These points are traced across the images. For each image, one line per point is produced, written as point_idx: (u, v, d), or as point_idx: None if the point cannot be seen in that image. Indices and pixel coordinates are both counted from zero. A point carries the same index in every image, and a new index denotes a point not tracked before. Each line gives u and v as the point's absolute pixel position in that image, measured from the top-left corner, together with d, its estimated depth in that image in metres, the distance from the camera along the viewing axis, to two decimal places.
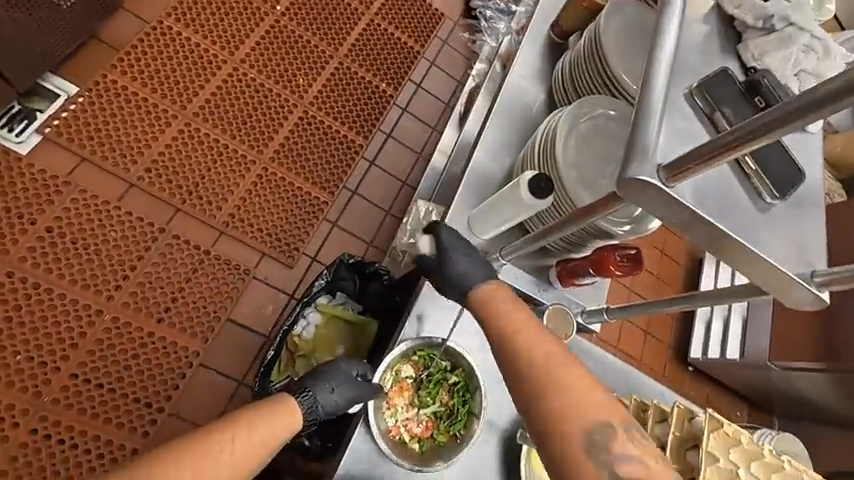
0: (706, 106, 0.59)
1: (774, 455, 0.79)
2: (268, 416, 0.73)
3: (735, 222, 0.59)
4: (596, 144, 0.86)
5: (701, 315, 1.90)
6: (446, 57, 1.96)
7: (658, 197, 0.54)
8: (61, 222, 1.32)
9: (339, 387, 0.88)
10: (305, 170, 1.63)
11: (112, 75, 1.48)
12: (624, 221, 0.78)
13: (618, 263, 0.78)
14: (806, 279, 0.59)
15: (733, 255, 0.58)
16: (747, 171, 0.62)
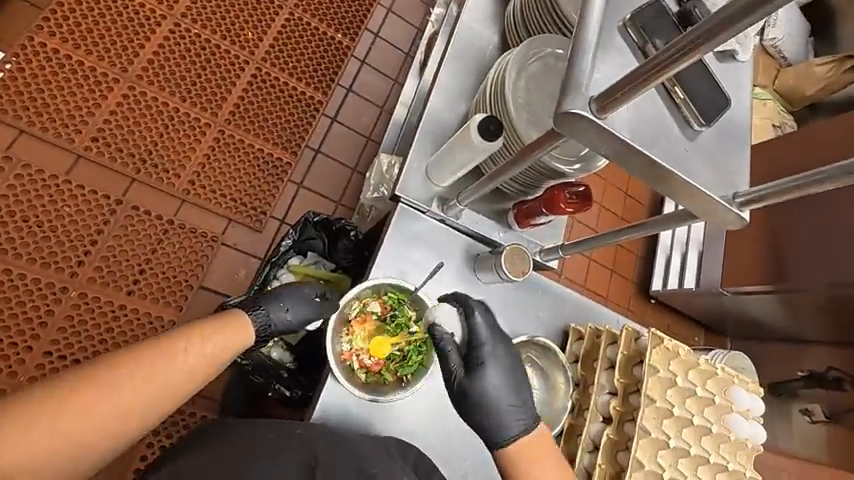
0: (640, 37, 0.60)
1: (709, 364, 0.88)
2: (220, 331, 0.87)
3: (666, 151, 0.62)
4: (540, 86, 0.86)
5: (661, 250, 2.02)
6: (402, 3, 1.87)
7: (590, 128, 0.56)
8: (9, 200, 1.26)
9: (293, 308, 1.00)
10: (263, 130, 1.57)
11: (39, 37, 1.36)
12: (572, 158, 0.81)
13: (568, 199, 0.81)
14: (729, 200, 0.64)
15: (666, 181, 0.62)
16: (678, 99, 0.64)
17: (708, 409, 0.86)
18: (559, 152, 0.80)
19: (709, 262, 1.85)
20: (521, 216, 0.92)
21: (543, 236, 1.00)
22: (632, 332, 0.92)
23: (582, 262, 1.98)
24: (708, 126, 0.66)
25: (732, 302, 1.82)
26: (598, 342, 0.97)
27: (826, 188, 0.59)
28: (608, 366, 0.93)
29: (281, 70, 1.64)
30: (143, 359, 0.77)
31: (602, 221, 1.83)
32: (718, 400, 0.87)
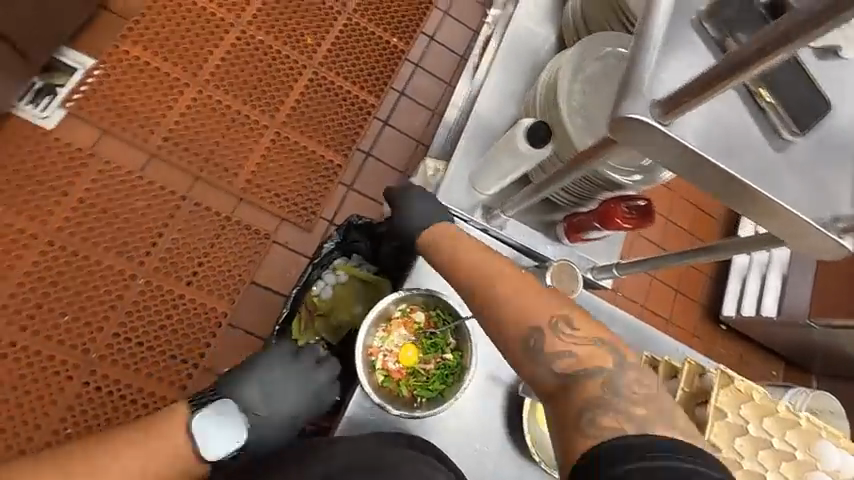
0: (718, 31, 0.53)
1: (789, 411, 0.77)
2: (169, 421, 0.93)
3: (748, 163, 0.54)
4: (598, 90, 0.79)
5: (735, 271, 1.81)
6: (460, 5, 1.85)
7: (651, 137, 0.51)
8: (91, 193, 1.39)
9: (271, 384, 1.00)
10: (318, 133, 1.61)
11: (124, 45, 1.49)
12: (632, 169, 0.73)
13: (624, 215, 0.74)
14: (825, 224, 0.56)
15: (747, 199, 0.55)
16: (765, 101, 0.57)
17: (786, 465, 0.76)
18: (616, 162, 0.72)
19: (794, 289, 1.65)
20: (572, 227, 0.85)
21: (597, 251, 0.92)
22: (697, 368, 0.83)
23: (643, 279, 1.83)
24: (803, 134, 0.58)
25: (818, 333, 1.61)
26: (655, 373, 0.88)
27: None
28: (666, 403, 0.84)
29: (336, 74, 1.67)
30: (93, 452, 0.86)
31: (666, 236, 1.68)
32: (800, 456, 0.77)
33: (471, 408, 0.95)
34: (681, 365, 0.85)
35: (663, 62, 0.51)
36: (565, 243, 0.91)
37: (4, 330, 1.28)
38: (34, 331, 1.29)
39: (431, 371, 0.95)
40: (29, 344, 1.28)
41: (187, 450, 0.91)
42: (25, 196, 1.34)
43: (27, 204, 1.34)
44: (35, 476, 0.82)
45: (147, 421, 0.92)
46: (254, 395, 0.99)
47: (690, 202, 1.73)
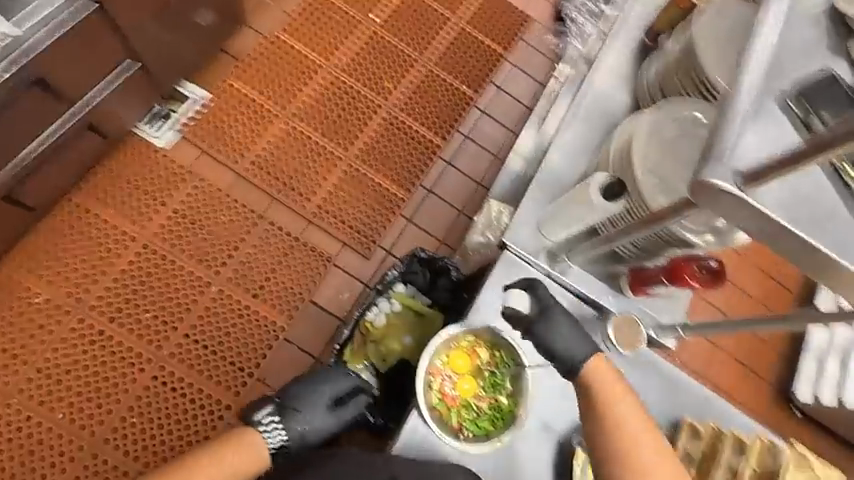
0: (803, 110, 0.56)
1: None
2: (239, 455, 0.94)
3: (833, 235, 0.54)
4: (673, 152, 0.82)
5: (806, 349, 1.71)
6: (531, 61, 1.96)
7: (731, 203, 0.53)
8: (185, 205, 1.56)
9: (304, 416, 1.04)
10: (386, 168, 1.73)
11: (231, 81, 1.70)
12: (704, 228, 0.74)
13: (695, 273, 0.76)
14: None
15: (825, 272, 0.55)
16: (851, 181, 0.58)
17: None
18: (688, 219, 0.74)
19: None
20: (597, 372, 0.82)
21: (659, 309, 0.92)
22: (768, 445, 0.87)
23: (708, 346, 1.71)
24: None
25: None
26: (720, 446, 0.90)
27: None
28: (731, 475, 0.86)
29: (409, 116, 1.81)
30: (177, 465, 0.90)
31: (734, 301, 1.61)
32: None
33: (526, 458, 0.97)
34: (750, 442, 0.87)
35: (747, 134, 0.53)
36: (629, 295, 0.91)
37: (95, 319, 1.42)
38: (119, 322, 1.43)
39: (484, 410, 0.98)
40: (113, 334, 1.42)
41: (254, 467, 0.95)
42: (132, 203, 1.53)
43: (132, 209, 1.53)
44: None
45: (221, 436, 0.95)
46: (301, 392, 1.06)
47: (764, 271, 1.65)
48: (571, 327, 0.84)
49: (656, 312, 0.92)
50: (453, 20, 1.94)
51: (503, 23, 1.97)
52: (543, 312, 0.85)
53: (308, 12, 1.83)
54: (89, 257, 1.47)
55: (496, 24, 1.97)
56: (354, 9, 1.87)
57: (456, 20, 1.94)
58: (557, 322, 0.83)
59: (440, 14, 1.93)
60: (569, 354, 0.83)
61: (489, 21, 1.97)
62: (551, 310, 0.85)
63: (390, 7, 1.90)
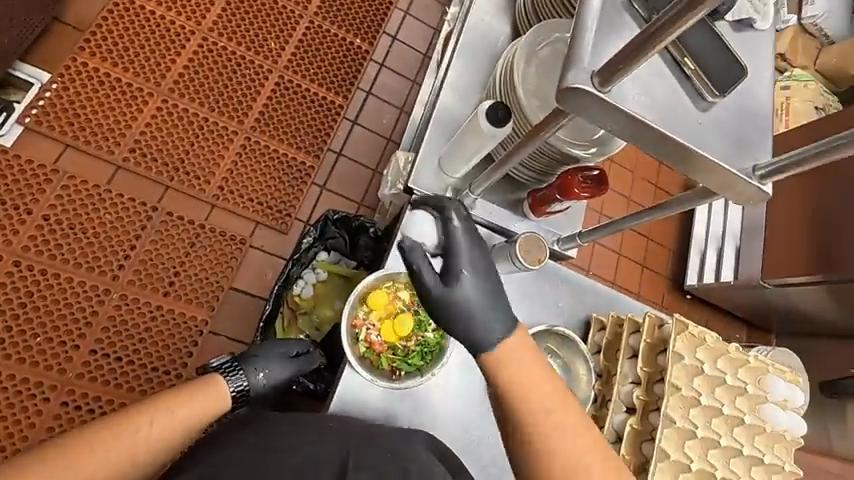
0: (647, 9, 0.58)
1: (740, 351, 0.79)
2: (198, 396, 0.91)
3: (683, 127, 0.61)
4: (552, 73, 0.84)
5: (694, 246, 1.96)
6: (420, 4, 1.90)
7: (593, 106, 0.56)
8: (57, 209, 1.36)
9: (266, 368, 1.03)
10: (288, 136, 1.63)
11: (81, 58, 1.46)
12: (587, 143, 0.80)
13: (582, 184, 0.79)
14: (748, 172, 0.62)
15: (687, 159, 0.61)
16: (689, 70, 0.62)
17: (741, 400, 0.78)
18: (570, 134, 0.79)
19: (745, 255, 1.80)
20: (500, 361, 0.76)
21: (563, 227, 0.98)
22: (656, 319, 0.85)
23: (612, 256, 1.94)
24: (723, 99, 0.63)
25: (761, 293, 1.78)
26: (621, 332, 0.87)
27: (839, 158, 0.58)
28: (631, 355, 0.85)
29: (302, 77, 1.69)
30: (134, 415, 0.84)
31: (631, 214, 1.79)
32: (750, 390, 0.78)
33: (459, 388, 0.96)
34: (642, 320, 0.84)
35: (600, 38, 0.56)
36: (531, 219, 0.95)
37: None
38: (7, 353, 1.26)
39: (415, 348, 0.93)
40: (1, 368, 1.25)
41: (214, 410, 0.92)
42: None
43: None
44: (106, 446, 0.79)
45: (169, 388, 0.91)
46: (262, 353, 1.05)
47: (653, 183, 1.84)
48: (486, 306, 0.79)
49: (561, 229, 0.97)
50: None
51: None
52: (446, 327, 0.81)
53: None
54: None
55: None
56: None
57: None
58: (467, 303, 0.79)
59: None
60: (477, 335, 0.78)
61: None
62: (460, 290, 0.79)
63: None
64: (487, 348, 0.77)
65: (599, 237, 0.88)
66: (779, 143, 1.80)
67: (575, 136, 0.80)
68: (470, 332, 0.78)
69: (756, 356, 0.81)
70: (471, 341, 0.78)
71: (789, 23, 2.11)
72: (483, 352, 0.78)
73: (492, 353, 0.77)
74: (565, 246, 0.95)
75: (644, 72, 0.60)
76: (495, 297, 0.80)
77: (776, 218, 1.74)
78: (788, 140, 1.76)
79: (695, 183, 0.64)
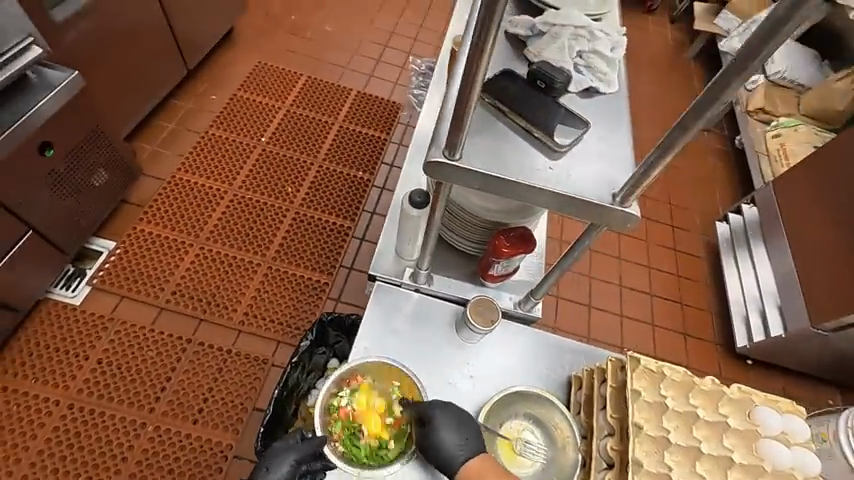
0: (489, 97, 0.74)
1: (709, 382, 0.69)
2: None
3: (547, 176, 0.67)
4: None
5: (736, 311, 1.82)
6: (410, 136, 2.24)
7: (453, 171, 0.64)
8: (108, 352, 1.56)
9: (275, 464, 0.81)
10: (304, 260, 1.84)
11: (140, 226, 1.82)
12: (500, 204, 0.88)
13: (508, 243, 0.85)
14: (608, 200, 0.66)
15: (557, 200, 0.66)
16: (536, 133, 0.71)
17: (729, 439, 0.66)
18: (482, 199, 0.88)
19: (788, 304, 1.68)
20: (474, 477, 0.72)
21: (519, 286, 1.00)
22: (616, 361, 0.75)
23: (644, 327, 1.84)
24: (571, 149, 0.71)
25: (819, 342, 1.60)
26: (594, 383, 0.79)
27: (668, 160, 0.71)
28: (601, 405, 0.74)
29: (314, 209, 1.97)
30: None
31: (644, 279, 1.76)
32: (736, 425, 0.66)
33: None
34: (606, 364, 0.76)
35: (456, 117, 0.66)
36: (489, 286, 0.99)
37: None
38: None
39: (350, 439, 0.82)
40: None
41: None
42: (51, 367, 1.51)
43: (52, 373, 1.50)
44: None
45: None
46: (276, 455, 0.82)
47: None
48: (456, 423, 0.76)
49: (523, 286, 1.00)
50: (333, 123, 2.23)
51: (377, 115, 2.29)
52: (423, 420, 0.78)
53: (203, 150, 2.05)
54: (11, 436, 1.40)
55: (371, 117, 2.28)
56: (244, 138, 2.11)
57: (336, 123, 2.23)
58: (435, 421, 0.76)
59: (321, 122, 2.22)
60: (449, 453, 0.74)
61: (365, 117, 2.28)
62: (429, 411, 0.78)
63: (276, 128, 2.17)
64: (459, 466, 0.74)
65: (545, 288, 0.90)
66: (782, 189, 1.79)
67: (489, 201, 0.88)
68: (440, 452, 0.75)
69: (737, 387, 0.70)
70: (443, 461, 0.74)
71: (759, 82, 2.23)
72: (458, 469, 0.74)
73: (466, 468, 0.73)
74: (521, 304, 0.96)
75: (504, 137, 0.70)
76: (461, 418, 0.77)
77: (805, 263, 1.64)
78: (793, 186, 1.75)
79: (600, 227, 0.69)
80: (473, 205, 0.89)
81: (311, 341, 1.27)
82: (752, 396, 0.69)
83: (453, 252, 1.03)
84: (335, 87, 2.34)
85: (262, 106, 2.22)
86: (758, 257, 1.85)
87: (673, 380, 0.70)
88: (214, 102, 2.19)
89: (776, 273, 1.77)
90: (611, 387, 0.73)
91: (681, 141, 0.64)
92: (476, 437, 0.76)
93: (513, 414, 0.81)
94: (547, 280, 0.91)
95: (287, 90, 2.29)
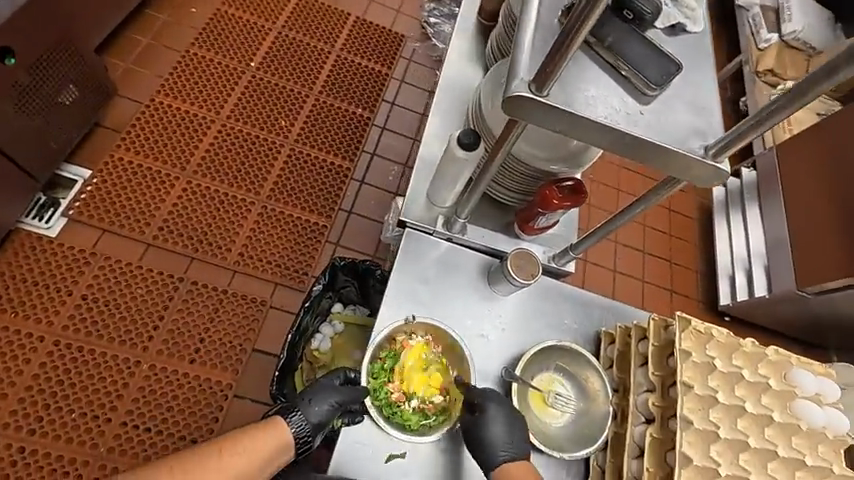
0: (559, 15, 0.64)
1: (753, 344, 0.75)
2: (250, 445, 0.74)
3: (638, 122, 0.61)
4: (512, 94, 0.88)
5: (723, 270, 1.87)
6: (413, 73, 2.08)
7: (537, 110, 0.57)
8: (94, 288, 1.47)
9: (319, 398, 0.83)
10: (301, 201, 1.74)
11: (118, 154, 1.66)
12: (548, 152, 0.83)
13: (559, 195, 0.82)
14: (700, 153, 0.61)
15: (642, 150, 0.61)
16: (624, 71, 0.64)
17: (767, 397, 0.73)
18: (530, 143, 0.82)
19: (776, 266, 1.73)
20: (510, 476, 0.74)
21: (556, 240, 0.98)
22: (660, 320, 0.80)
23: (637, 283, 1.88)
24: (662, 92, 0.65)
25: (801, 305, 1.67)
26: (630, 340, 0.84)
27: (779, 121, 0.64)
28: (641, 362, 0.80)
29: (311, 146, 1.84)
30: (191, 464, 0.70)
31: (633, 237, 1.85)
32: (775, 386, 0.73)
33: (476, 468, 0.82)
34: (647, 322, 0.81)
35: (537, 54, 0.59)
36: (525, 239, 0.96)
37: (12, 436, 1.28)
38: (43, 431, 1.30)
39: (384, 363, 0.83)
40: (37, 447, 1.28)
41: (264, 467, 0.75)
42: (31, 302, 1.42)
43: (32, 308, 1.41)
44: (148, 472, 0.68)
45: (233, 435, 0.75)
46: (317, 391, 0.83)
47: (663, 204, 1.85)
48: (506, 419, 0.77)
49: (559, 239, 0.98)
50: (331, 51, 2.04)
51: (379, 46, 2.10)
52: (474, 409, 0.79)
53: (184, 72, 1.84)
54: None
55: (372, 47, 2.09)
56: (231, 61, 1.91)
57: (334, 51, 2.04)
58: (487, 412, 0.77)
59: (317, 50, 2.02)
60: (491, 448, 0.75)
61: (365, 47, 2.09)
62: (482, 401, 0.79)
63: (267, 53, 1.96)
64: (496, 464, 0.75)
65: (591, 242, 0.87)
66: (784, 154, 1.78)
67: (538, 145, 0.83)
68: (483, 445, 0.76)
69: (775, 349, 0.76)
70: (483, 453, 0.76)
71: (772, 41, 2.07)
72: (495, 467, 0.75)
73: (502, 468, 0.75)
74: (558, 258, 0.95)
75: (585, 75, 0.62)
76: (512, 418, 0.78)
77: (799, 229, 1.67)
78: (796, 153, 1.74)
79: (680, 181, 0.64)
80: (520, 152, 0.83)
81: (320, 285, 1.22)
82: (789, 358, 0.76)
83: (491, 199, 0.98)
84: (331, 10, 2.11)
85: (250, 26, 1.99)
86: (752, 221, 1.87)
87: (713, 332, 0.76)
88: (195, 16, 1.95)
89: (767, 235, 1.80)
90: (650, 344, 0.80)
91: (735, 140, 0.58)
92: (522, 441, 0.77)
93: (545, 367, 0.85)
94: (593, 234, 0.88)
95: (279, 9, 2.06)
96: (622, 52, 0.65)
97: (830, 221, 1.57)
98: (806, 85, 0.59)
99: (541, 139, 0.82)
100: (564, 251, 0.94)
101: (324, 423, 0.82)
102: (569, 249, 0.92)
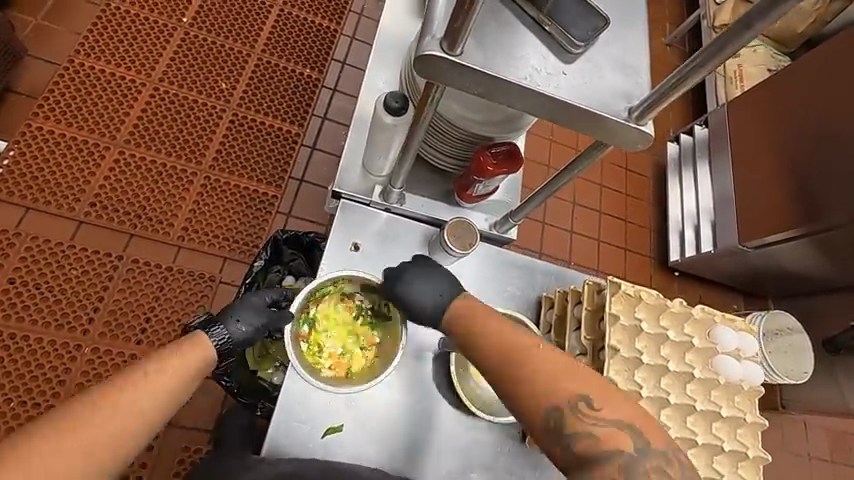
0: None
1: (680, 305, 0.78)
2: (175, 359, 0.72)
3: (558, 83, 0.58)
4: None
5: (672, 226, 1.92)
6: (364, 28, 1.94)
7: (452, 70, 0.53)
8: (21, 271, 1.37)
9: (245, 318, 0.85)
10: (248, 170, 1.64)
11: (36, 123, 1.51)
12: (480, 116, 0.79)
13: (494, 161, 0.80)
14: (625, 117, 0.59)
15: (564, 113, 0.58)
16: (547, 26, 0.61)
17: (690, 355, 0.76)
18: (461, 106, 0.78)
19: (721, 223, 1.79)
20: None
21: (498, 207, 0.97)
22: (595, 284, 0.82)
23: (592, 244, 1.91)
24: (588, 49, 0.62)
25: (744, 259, 1.75)
26: (568, 305, 0.85)
27: (700, 81, 0.63)
28: (575, 326, 0.82)
29: (254, 110, 1.72)
30: (112, 388, 0.65)
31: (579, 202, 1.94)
32: (699, 344, 0.77)
33: (414, 445, 0.82)
34: (582, 287, 0.83)
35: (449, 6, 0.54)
36: (466, 207, 0.95)
37: None
38: None
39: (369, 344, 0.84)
40: None
41: (195, 376, 0.74)
42: None
43: None
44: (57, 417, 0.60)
45: (151, 357, 0.71)
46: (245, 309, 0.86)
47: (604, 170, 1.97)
48: (434, 333, 0.79)
49: (502, 205, 0.97)
50: (274, 5, 1.87)
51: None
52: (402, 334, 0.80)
53: (105, 29, 1.66)
54: None
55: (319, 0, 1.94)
56: (160, 16, 1.73)
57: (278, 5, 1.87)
58: None
59: (258, 3, 1.86)
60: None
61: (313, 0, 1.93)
62: (406, 327, 0.80)
63: (201, 7, 1.79)
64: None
65: (531, 207, 0.85)
66: (736, 112, 1.80)
67: (470, 111, 0.79)
68: None
69: (701, 308, 0.80)
70: None
71: None
72: None
73: None
74: (499, 225, 0.94)
75: (504, 31, 0.58)
76: (440, 328, 0.80)
77: (743, 182, 1.73)
78: (746, 110, 1.76)
79: (606, 145, 0.63)
80: (454, 116, 0.80)
81: (261, 259, 1.17)
82: (713, 315, 0.80)
83: (432, 166, 0.95)
84: None
85: None
86: (701, 178, 1.91)
87: (639, 294, 0.78)
88: None
89: (715, 192, 1.86)
90: (585, 307, 0.81)
91: (665, 104, 0.56)
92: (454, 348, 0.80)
93: None
94: (532, 202, 0.87)
95: None
96: (551, 11, 0.62)
97: (776, 178, 1.60)
98: (730, 41, 0.58)
99: (475, 104, 0.78)
100: (504, 219, 0.93)
101: (248, 339, 0.85)
102: (508, 216, 0.91)
